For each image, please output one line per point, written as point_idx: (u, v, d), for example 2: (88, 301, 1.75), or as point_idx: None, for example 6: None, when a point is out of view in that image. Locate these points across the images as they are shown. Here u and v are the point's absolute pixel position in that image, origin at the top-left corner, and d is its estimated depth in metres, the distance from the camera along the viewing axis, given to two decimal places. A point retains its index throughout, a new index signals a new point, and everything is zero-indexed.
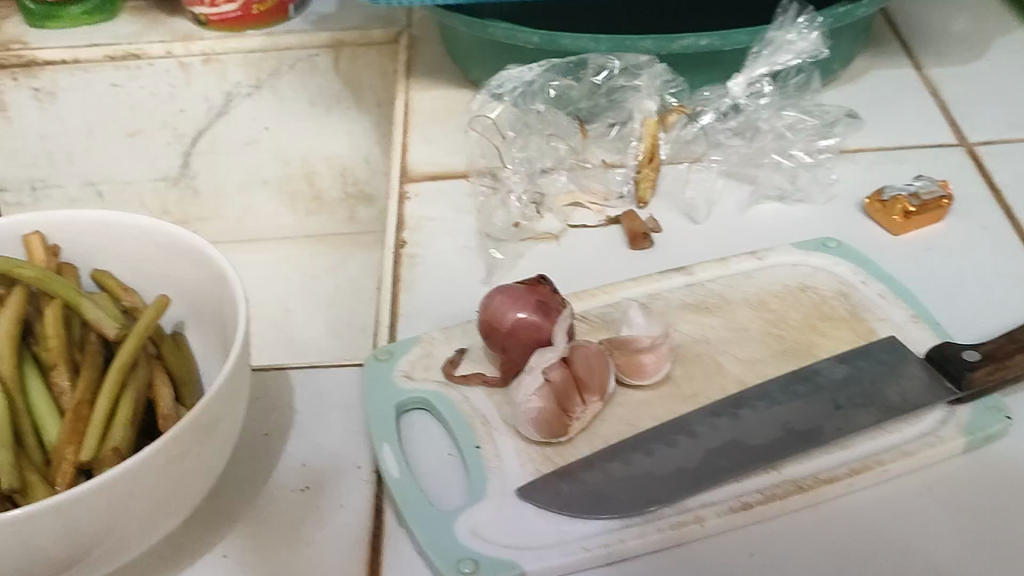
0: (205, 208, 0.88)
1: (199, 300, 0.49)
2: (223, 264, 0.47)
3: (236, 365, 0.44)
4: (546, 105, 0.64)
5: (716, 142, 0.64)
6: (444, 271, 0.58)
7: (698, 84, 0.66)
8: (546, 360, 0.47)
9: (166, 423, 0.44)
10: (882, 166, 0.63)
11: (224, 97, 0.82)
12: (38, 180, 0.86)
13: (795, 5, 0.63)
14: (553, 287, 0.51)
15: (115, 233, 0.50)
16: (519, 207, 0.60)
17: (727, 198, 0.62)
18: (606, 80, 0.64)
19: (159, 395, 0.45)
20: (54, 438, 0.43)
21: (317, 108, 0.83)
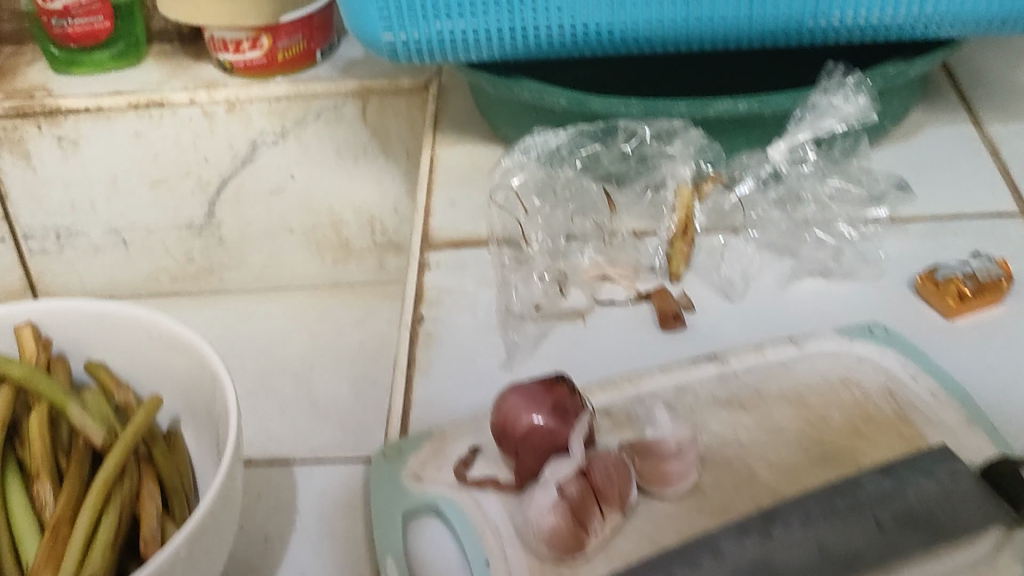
0: (230, 257, 0.85)
1: (193, 397, 0.46)
2: (217, 365, 0.44)
3: (229, 476, 0.41)
4: (574, 172, 0.61)
5: (758, 210, 0.59)
6: (462, 352, 0.55)
7: (736, 149, 0.62)
8: (562, 473, 0.43)
9: (149, 549, 0.41)
10: (937, 239, 0.59)
11: (249, 146, 0.79)
12: (62, 228, 0.82)
13: (841, 66, 0.59)
14: (573, 385, 0.47)
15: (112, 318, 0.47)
16: (541, 287, 0.57)
17: (766, 270, 0.58)
18: (636, 148, 0.60)
19: (145, 512, 0.43)
20: (29, 557, 0.41)
21: (344, 159, 0.80)
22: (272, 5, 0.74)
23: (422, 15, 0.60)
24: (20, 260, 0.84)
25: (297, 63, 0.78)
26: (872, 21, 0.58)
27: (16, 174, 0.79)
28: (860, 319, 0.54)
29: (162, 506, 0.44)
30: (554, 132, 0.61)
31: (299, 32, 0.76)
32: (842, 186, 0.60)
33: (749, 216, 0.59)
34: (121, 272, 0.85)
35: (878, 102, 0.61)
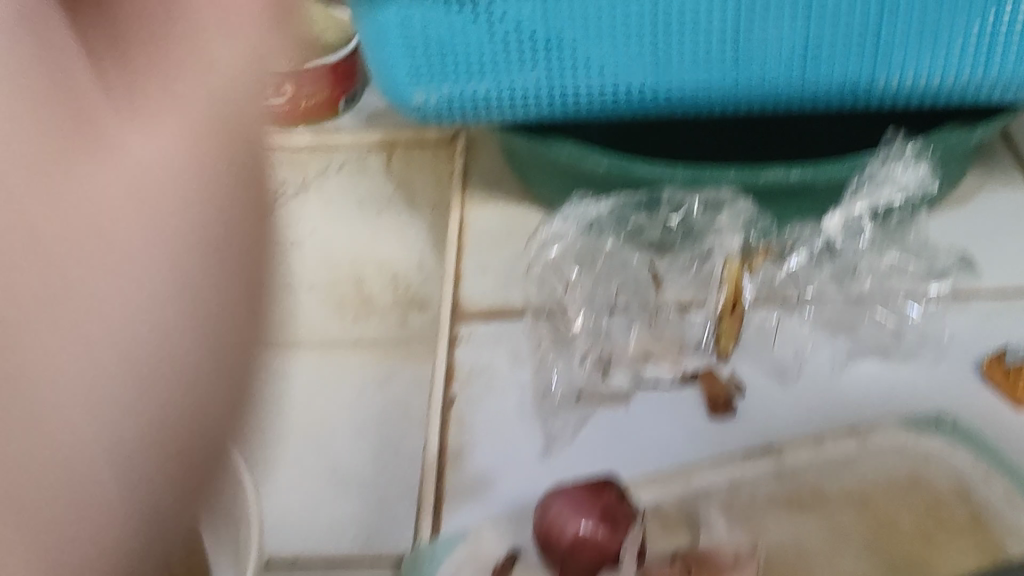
0: None
1: None
2: None
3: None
4: (615, 244, 0.57)
5: (812, 284, 0.56)
6: (498, 440, 0.51)
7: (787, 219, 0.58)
8: None
9: None
10: (1002, 317, 0.55)
11: (267, 198, 0.76)
12: None
13: (901, 133, 0.56)
14: (620, 490, 0.44)
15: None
16: (583, 370, 0.53)
17: (821, 350, 0.54)
18: (681, 223, 0.57)
19: None
20: None
21: (367, 213, 0.76)
22: (293, 53, 0.71)
23: (454, 75, 0.56)
24: None
25: (319, 112, 0.74)
26: (935, 83, 0.55)
27: None
28: (925, 409, 0.50)
29: None
30: (595, 200, 0.58)
31: (324, 81, 0.73)
32: (899, 262, 0.56)
33: (804, 295, 0.56)
34: None
35: (940, 171, 0.57)
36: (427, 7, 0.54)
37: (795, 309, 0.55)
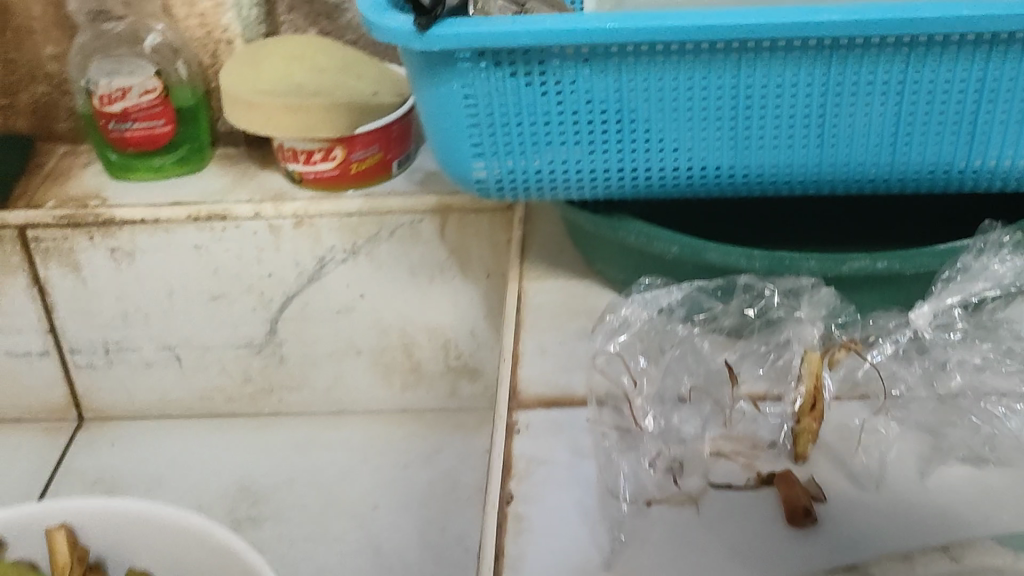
0: (291, 377, 0.78)
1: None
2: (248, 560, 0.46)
3: None
4: (686, 328, 0.54)
5: (903, 382, 0.51)
6: (553, 541, 0.46)
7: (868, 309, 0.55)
8: None
9: None
10: None
11: (316, 261, 0.73)
12: (112, 342, 0.76)
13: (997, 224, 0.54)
14: None
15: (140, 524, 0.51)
16: (652, 476, 0.48)
17: (914, 448, 0.49)
18: (759, 316, 0.53)
19: None
20: None
21: (419, 279, 0.73)
22: (347, 115, 0.68)
23: (520, 152, 0.53)
24: (66, 375, 0.78)
25: (372, 175, 0.72)
26: None
27: (65, 285, 0.74)
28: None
29: None
30: (667, 289, 0.55)
31: (377, 143, 0.71)
32: (997, 356, 0.51)
33: (891, 391, 0.51)
34: (172, 391, 0.79)
35: None
36: (493, 79, 0.50)
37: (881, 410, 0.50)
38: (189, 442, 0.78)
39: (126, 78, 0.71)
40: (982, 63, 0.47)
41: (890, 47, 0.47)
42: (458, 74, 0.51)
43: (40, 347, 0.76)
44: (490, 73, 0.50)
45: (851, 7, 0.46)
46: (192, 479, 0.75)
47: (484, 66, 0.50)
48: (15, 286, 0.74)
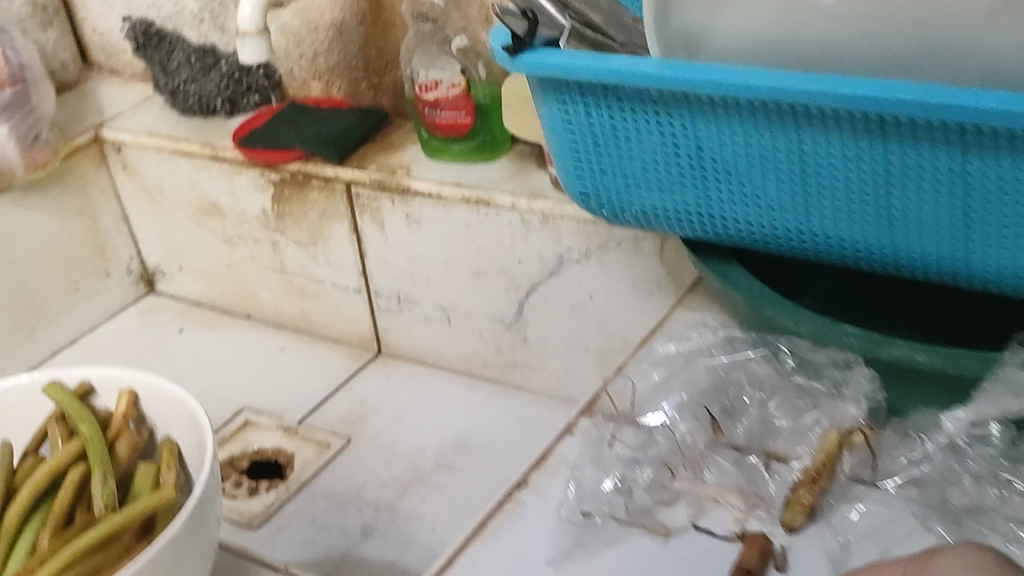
0: (531, 357, 0.88)
1: (169, 419, 0.53)
2: (182, 394, 0.52)
3: (207, 484, 0.48)
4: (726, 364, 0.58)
5: (895, 477, 0.49)
6: (527, 543, 0.52)
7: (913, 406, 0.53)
8: None
9: (172, 478, 0.50)
10: None
11: (556, 258, 0.81)
12: (403, 293, 0.91)
13: None
14: None
15: (173, 398, 0.52)
16: (617, 501, 0.53)
17: (879, 540, 0.47)
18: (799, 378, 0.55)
19: (163, 476, 0.50)
20: (139, 490, 0.50)
21: (640, 291, 0.79)
22: None
23: (616, 182, 0.57)
24: (371, 310, 0.95)
25: None
26: None
27: (375, 237, 0.90)
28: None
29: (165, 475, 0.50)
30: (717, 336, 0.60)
31: None
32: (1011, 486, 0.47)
33: (882, 484, 0.49)
34: (445, 345, 0.92)
35: None
36: (584, 110, 0.54)
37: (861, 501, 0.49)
38: (443, 390, 0.91)
39: (438, 72, 0.83)
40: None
41: (940, 132, 0.44)
42: (557, 101, 0.55)
43: (355, 284, 0.94)
44: (580, 102, 0.54)
45: (885, 82, 0.44)
46: (430, 423, 0.88)
47: (575, 97, 0.54)
48: (341, 231, 0.91)
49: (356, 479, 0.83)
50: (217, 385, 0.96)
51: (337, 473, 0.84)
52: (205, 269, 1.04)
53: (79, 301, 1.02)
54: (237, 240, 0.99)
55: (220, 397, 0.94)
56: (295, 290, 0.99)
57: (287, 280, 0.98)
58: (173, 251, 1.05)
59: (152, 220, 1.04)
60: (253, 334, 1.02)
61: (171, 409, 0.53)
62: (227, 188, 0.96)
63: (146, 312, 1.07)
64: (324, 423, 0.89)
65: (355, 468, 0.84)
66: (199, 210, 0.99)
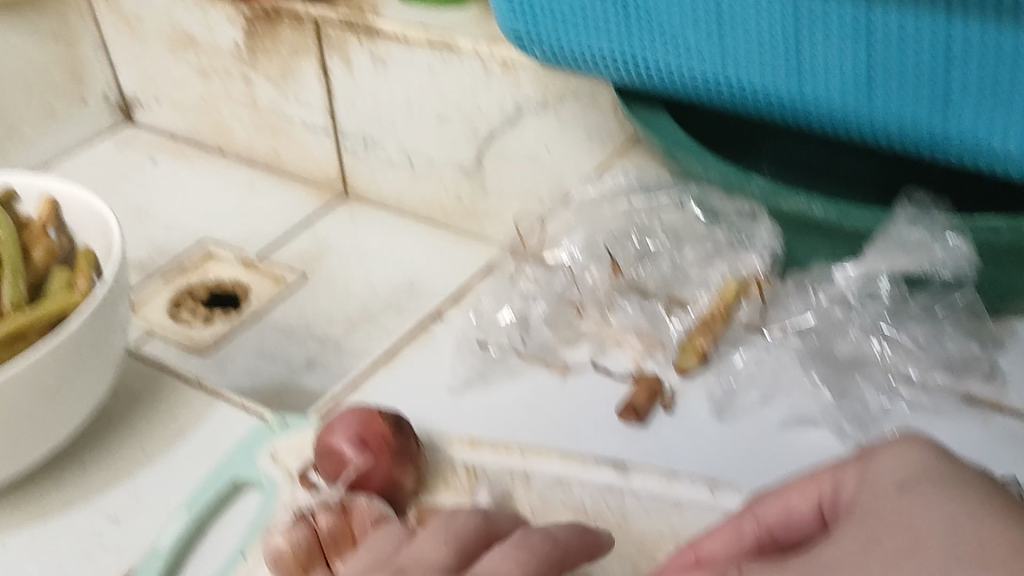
0: (490, 206, 0.87)
1: (85, 229, 0.54)
2: (98, 206, 0.53)
3: (111, 288, 0.50)
4: (635, 204, 0.57)
5: (782, 325, 0.51)
6: (429, 366, 0.54)
7: (804, 256, 0.53)
8: (331, 501, 0.44)
9: (84, 282, 0.51)
10: (981, 444, 0.45)
11: (514, 107, 0.79)
12: (369, 135, 0.91)
13: (932, 202, 0.49)
14: (400, 422, 0.46)
15: (92, 210, 0.53)
16: (516, 335, 0.54)
17: (762, 386, 0.49)
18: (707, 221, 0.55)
19: (77, 280, 0.51)
20: (53, 291, 0.51)
21: (594, 145, 0.77)
22: None
23: (546, 19, 0.56)
24: (338, 151, 0.95)
25: None
26: (997, 162, 0.46)
27: (343, 77, 0.89)
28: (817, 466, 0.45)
29: (79, 279, 0.52)
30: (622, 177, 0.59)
31: None
32: (894, 342, 0.49)
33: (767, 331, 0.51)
34: (408, 190, 0.92)
35: (1007, 276, 0.48)
36: None
37: (748, 346, 0.51)
38: (404, 235, 0.92)
39: None
40: (945, 19, 0.43)
41: None
42: None
43: (322, 124, 0.94)
44: None
45: None
46: (386, 264, 0.88)
47: None
48: (310, 69, 0.91)
49: (307, 312, 0.84)
50: (180, 216, 0.97)
51: (291, 305, 0.85)
52: (180, 100, 1.04)
53: (54, 128, 1.03)
54: (211, 74, 0.99)
55: (185, 228, 0.96)
56: (266, 126, 0.99)
57: (257, 116, 0.99)
58: (149, 81, 1.05)
59: (129, 49, 1.04)
60: (226, 171, 1.03)
61: (87, 220, 0.54)
62: (201, 19, 0.95)
63: (122, 142, 1.08)
64: (284, 258, 0.90)
65: (307, 303, 0.85)
66: (173, 40, 0.99)
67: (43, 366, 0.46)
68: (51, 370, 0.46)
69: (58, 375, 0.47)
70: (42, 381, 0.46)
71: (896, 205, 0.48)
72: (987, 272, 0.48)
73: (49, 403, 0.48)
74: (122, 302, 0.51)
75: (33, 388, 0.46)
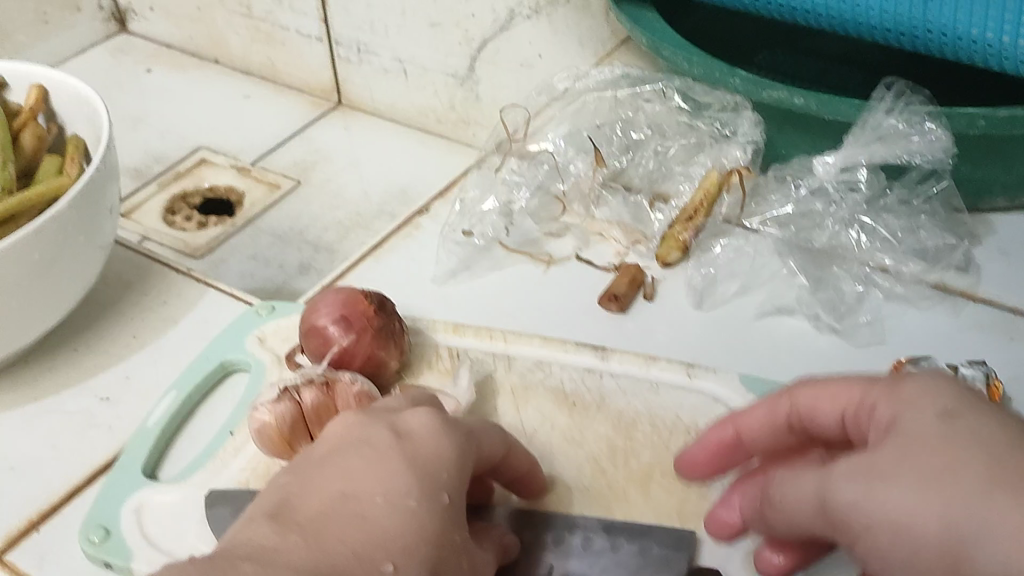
0: (483, 115, 0.87)
1: (77, 119, 0.55)
2: (88, 95, 0.54)
3: (98, 173, 0.50)
4: (618, 93, 0.57)
5: (758, 217, 0.53)
6: (416, 255, 0.55)
7: (783, 146, 0.53)
8: (309, 374, 0.44)
9: (74, 169, 0.52)
10: (953, 334, 0.47)
11: (507, 13, 0.78)
12: (362, 43, 0.90)
13: (911, 93, 0.49)
14: (383, 303, 0.47)
15: (80, 96, 0.54)
16: (497, 225, 0.55)
17: (741, 277, 0.50)
18: (690, 114, 0.55)
19: (67, 167, 0.52)
20: (42, 177, 0.52)
21: (586, 50, 0.77)
22: None
23: None
24: (332, 60, 0.95)
25: None
26: (975, 58, 0.46)
27: None
28: (792, 353, 0.47)
29: (69, 166, 0.52)
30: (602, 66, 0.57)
31: None
32: (871, 231, 0.50)
33: (747, 223, 0.53)
34: (402, 98, 0.92)
35: (981, 169, 0.49)
36: None
37: (727, 236, 0.52)
38: (397, 144, 0.92)
39: None
40: None
41: None
42: None
43: (316, 33, 0.94)
44: None
45: None
46: (379, 172, 0.89)
47: None
48: None
49: (300, 217, 0.84)
50: (174, 123, 0.97)
51: (284, 210, 0.85)
52: (175, 9, 1.04)
53: (49, 33, 1.03)
54: None
55: (182, 134, 0.96)
56: (261, 36, 0.99)
57: (252, 26, 0.99)
58: None
59: None
60: (220, 77, 1.03)
61: (79, 110, 0.55)
62: None
63: (116, 49, 1.08)
64: (277, 165, 0.91)
65: (301, 208, 0.85)
66: None
67: (29, 246, 0.46)
68: (37, 251, 0.47)
69: (47, 253, 0.48)
70: (29, 261, 0.47)
71: (874, 95, 0.48)
72: (965, 165, 0.49)
73: (36, 283, 0.48)
74: (109, 187, 0.51)
75: (21, 267, 0.47)
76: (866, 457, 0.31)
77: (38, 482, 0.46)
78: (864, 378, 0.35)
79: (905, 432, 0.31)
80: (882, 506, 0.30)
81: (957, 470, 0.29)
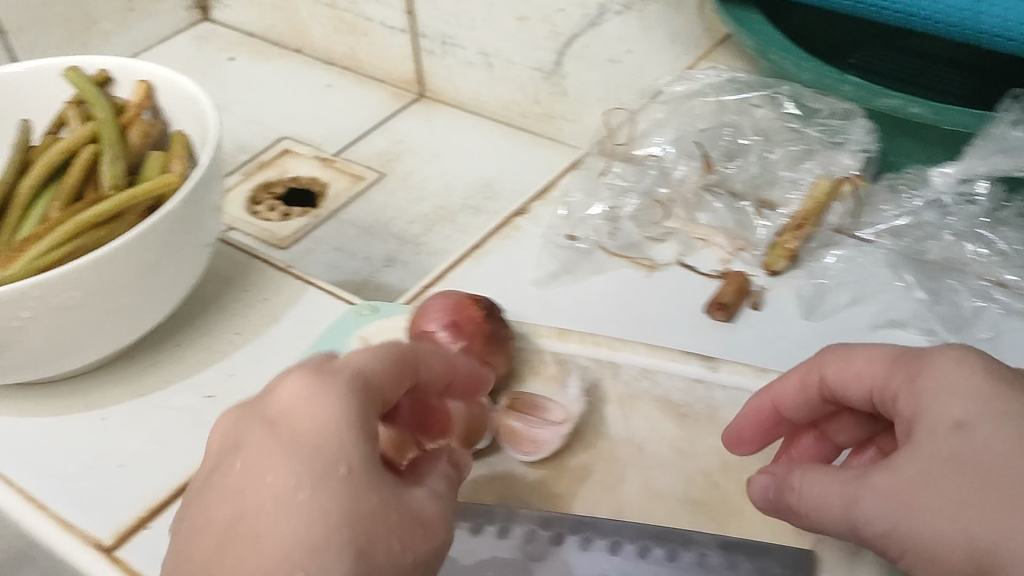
0: (569, 110, 0.86)
1: (184, 116, 0.55)
2: (196, 93, 0.54)
3: (207, 172, 0.50)
4: (723, 97, 0.56)
5: (873, 227, 0.52)
6: (516, 258, 0.55)
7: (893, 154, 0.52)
8: None
9: (179, 165, 0.52)
10: None
11: (597, 7, 0.76)
12: (447, 36, 0.90)
13: None
14: (490, 307, 0.47)
15: (186, 94, 0.55)
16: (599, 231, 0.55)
17: (853, 288, 0.49)
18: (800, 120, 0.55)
19: (172, 163, 0.52)
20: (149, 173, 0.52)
21: (678, 47, 0.75)
22: None
23: None
24: (416, 51, 0.94)
25: None
26: None
27: None
28: None
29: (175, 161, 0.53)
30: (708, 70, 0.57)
31: None
32: (990, 244, 0.49)
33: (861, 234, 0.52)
34: (485, 92, 0.91)
35: None
36: None
37: (839, 247, 0.51)
38: (480, 136, 0.91)
39: None
40: None
41: None
42: None
43: (400, 24, 0.93)
44: None
45: None
46: (462, 165, 0.88)
47: None
48: None
49: (383, 210, 0.84)
50: (257, 111, 0.98)
51: (368, 202, 0.85)
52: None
53: (134, 20, 1.04)
54: None
55: (265, 123, 0.97)
56: (344, 26, 0.99)
57: (335, 17, 0.99)
58: None
59: None
60: (302, 67, 1.04)
61: (185, 107, 0.55)
62: None
63: (200, 37, 1.09)
64: (361, 157, 0.91)
65: (385, 201, 0.85)
66: None
67: (141, 244, 0.47)
68: (147, 249, 0.47)
69: (157, 251, 0.48)
70: (139, 258, 0.47)
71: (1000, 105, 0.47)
72: None
73: (146, 280, 0.48)
74: (215, 184, 0.51)
75: (132, 264, 0.47)
76: (890, 479, 0.31)
77: (147, 478, 0.46)
78: (886, 353, 0.35)
79: (922, 448, 0.30)
80: (910, 534, 0.30)
81: (979, 490, 0.28)
